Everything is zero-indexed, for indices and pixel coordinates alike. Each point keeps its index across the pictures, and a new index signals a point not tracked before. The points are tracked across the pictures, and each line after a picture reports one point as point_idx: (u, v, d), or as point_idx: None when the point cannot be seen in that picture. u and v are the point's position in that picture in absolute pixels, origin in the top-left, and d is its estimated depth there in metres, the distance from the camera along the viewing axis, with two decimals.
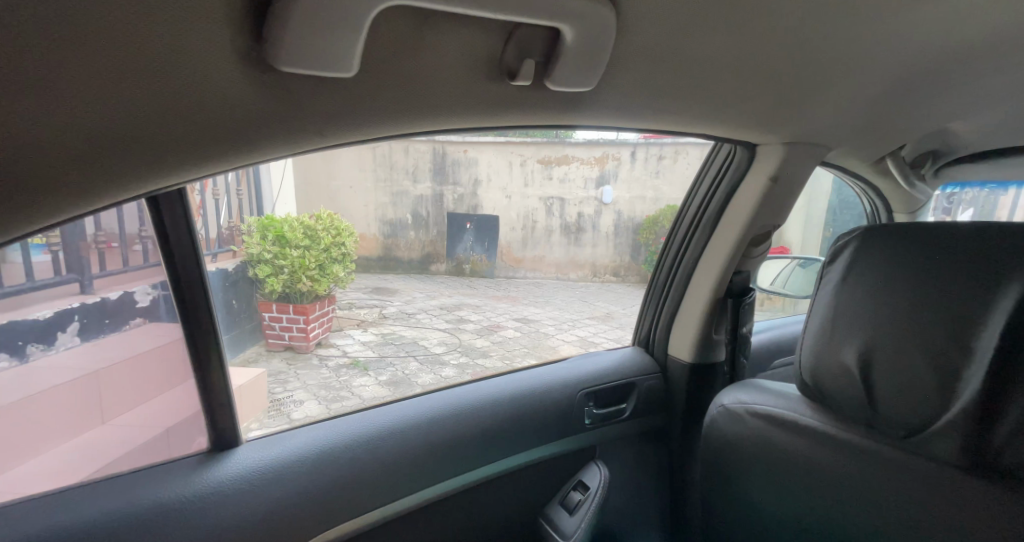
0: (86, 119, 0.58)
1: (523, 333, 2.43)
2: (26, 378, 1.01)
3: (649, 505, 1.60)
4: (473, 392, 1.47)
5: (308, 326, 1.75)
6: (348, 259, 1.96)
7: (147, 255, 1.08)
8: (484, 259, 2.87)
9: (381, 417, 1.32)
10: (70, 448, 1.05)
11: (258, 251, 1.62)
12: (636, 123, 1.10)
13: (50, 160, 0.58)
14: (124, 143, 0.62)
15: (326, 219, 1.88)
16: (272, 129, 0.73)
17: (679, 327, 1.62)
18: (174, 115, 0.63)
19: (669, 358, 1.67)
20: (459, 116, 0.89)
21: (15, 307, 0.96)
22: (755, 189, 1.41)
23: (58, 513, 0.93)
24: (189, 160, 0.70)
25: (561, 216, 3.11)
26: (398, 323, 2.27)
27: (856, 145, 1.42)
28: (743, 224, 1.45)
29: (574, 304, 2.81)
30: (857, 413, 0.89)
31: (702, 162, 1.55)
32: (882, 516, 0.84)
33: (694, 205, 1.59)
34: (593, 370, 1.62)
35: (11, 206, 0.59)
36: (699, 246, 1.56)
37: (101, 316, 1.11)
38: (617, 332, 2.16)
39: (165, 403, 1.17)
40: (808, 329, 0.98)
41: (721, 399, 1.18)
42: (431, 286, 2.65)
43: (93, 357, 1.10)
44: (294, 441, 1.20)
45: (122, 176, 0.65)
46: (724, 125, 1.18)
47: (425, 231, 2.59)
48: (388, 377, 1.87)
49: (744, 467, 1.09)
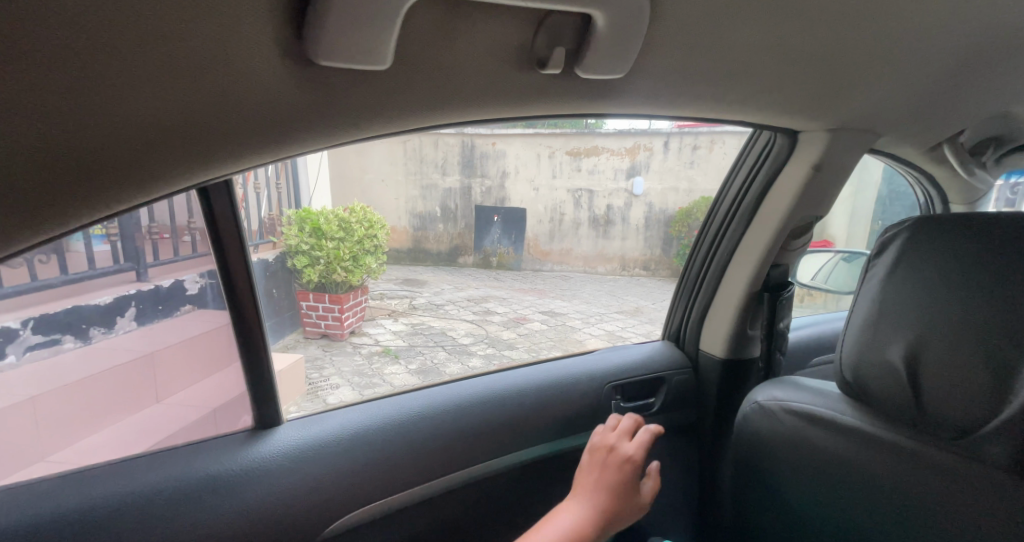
0: (141, 113, 0.60)
1: (549, 325, 2.43)
2: (91, 358, 1.24)
3: (678, 502, 1.58)
4: (501, 382, 1.48)
5: (342, 314, 1.81)
6: (380, 251, 2.01)
7: (195, 245, 1.15)
8: (511, 251, 2.83)
9: (411, 403, 1.35)
10: (136, 421, 1.21)
11: (296, 242, 1.66)
12: (669, 111, 1.07)
13: (109, 154, 0.61)
14: (174, 136, 0.65)
15: (359, 211, 1.93)
16: (311, 122, 0.75)
17: (711, 321, 1.58)
18: (218, 109, 0.65)
19: (701, 353, 1.63)
20: (489, 106, 0.89)
21: (79, 292, 1.20)
22: (796, 178, 1.36)
23: (117, 482, 0.99)
24: (232, 154, 0.72)
25: (589, 208, 3.11)
26: (427, 314, 2.31)
27: (907, 131, 1.35)
28: (783, 214, 1.39)
29: (602, 297, 2.77)
30: (899, 413, 0.85)
31: (740, 150, 1.50)
32: (927, 519, 0.80)
33: (730, 196, 1.55)
34: (621, 363, 1.61)
35: (72, 198, 0.62)
36: (734, 237, 1.52)
37: (154, 302, 1.33)
38: (646, 327, 2.13)
39: (214, 384, 1.24)
40: (850, 324, 0.94)
41: (755, 396, 1.14)
42: (459, 278, 2.67)
43: (148, 339, 1.32)
44: (330, 424, 1.24)
45: (169, 170, 0.68)
46: (763, 111, 1.14)
47: (454, 223, 2.68)
48: (417, 366, 1.90)
49: (780, 465, 1.05)
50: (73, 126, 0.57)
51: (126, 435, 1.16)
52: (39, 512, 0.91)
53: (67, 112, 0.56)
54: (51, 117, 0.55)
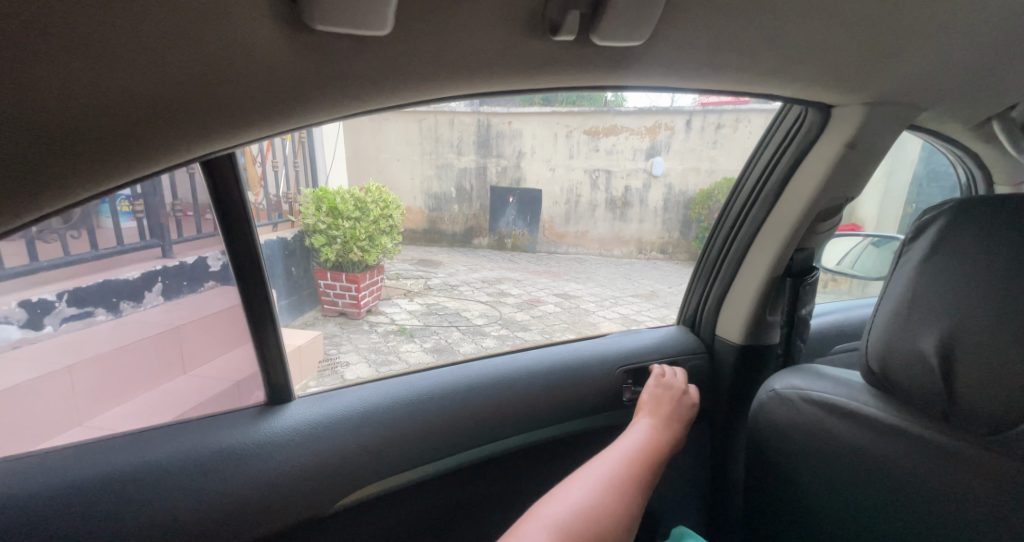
0: (136, 83, 0.58)
1: (563, 308, 2.40)
2: (120, 329, 1.34)
3: (691, 489, 1.56)
4: (513, 363, 1.48)
5: (358, 293, 1.82)
6: (394, 232, 2.00)
7: (209, 225, 1.14)
8: (525, 234, 2.89)
9: (424, 382, 1.35)
10: (160, 393, 1.30)
11: (313, 222, 1.69)
12: (690, 84, 1.03)
13: (109, 126, 0.60)
14: (173, 107, 0.63)
15: (375, 191, 1.92)
16: (313, 91, 0.72)
17: (729, 306, 1.54)
18: (215, 80, 0.63)
19: (717, 339, 1.59)
20: (500, 76, 0.86)
21: (109, 266, 1.31)
22: (826, 155, 1.29)
23: (135, 453, 1.02)
24: (234, 125, 0.71)
25: (606, 190, 3.04)
26: (442, 294, 2.30)
27: (949, 105, 1.26)
28: (812, 195, 1.32)
29: (617, 280, 2.72)
30: (927, 406, 0.81)
31: (767, 127, 1.44)
32: (954, 516, 0.77)
33: (754, 176, 1.49)
34: (635, 347, 1.59)
35: (77, 171, 0.62)
36: (756, 219, 1.46)
37: (180, 279, 1.35)
38: (660, 311, 2.10)
39: (231, 360, 1.28)
40: (878, 312, 0.89)
41: (771, 384, 1.11)
42: (473, 259, 2.66)
43: (170, 315, 1.39)
44: (342, 401, 1.25)
45: (172, 142, 0.67)
46: (793, 83, 1.08)
47: (468, 205, 2.67)
48: (431, 344, 1.91)
49: (796, 455, 1.02)
50: (65, 98, 0.56)
51: (154, 407, 1.23)
52: (59, 478, 0.94)
53: (57, 85, 0.54)
54: (40, 90, 0.54)
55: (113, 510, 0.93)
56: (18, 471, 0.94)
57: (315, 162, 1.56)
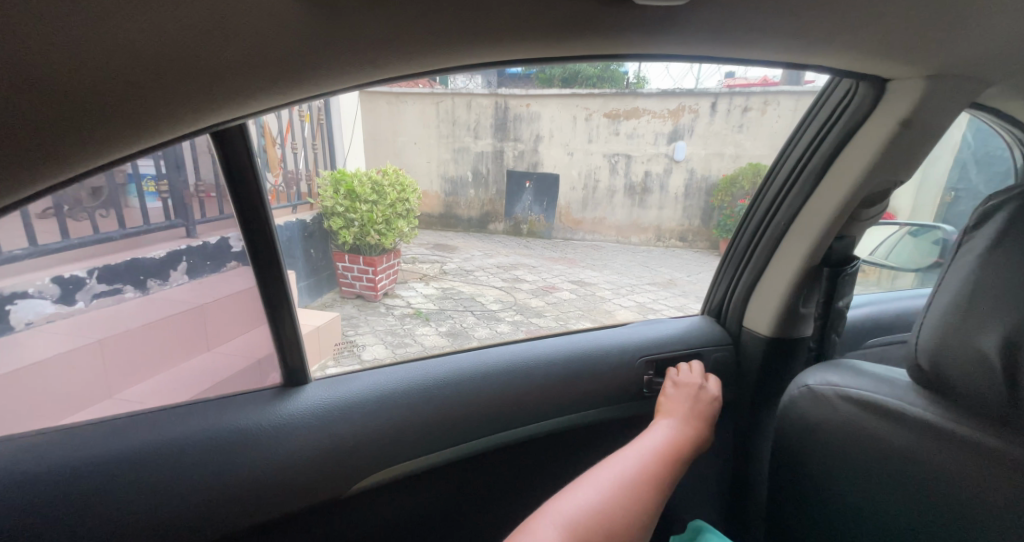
0: (142, 47, 0.55)
1: (579, 295, 2.35)
2: (148, 305, 1.31)
3: (712, 482, 1.52)
4: (532, 350, 1.45)
5: (376, 276, 1.80)
6: (411, 215, 1.97)
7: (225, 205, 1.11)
8: (542, 220, 2.71)
9: (442, 367, 1.33)
10: (184, 371, 1.29)
11: (331, 204, 1.67)
12: (733, 51, 0.96)
13: (118, 91, 0.58)
14: (183, 71, 0.60)
15: (391, 174, 1.90)
16: (327, 52, 0.68)
17: (760, 297, 1.48)
18: (223, 45, 0.60)
19: (745, 331, 1.54)
20: (528, 39, 0.80)
21: (136, 245, 1.30)
22: (874, 137, 1.21)
23: (157, 431, 1.02)
24: (246, 87, 0.67)
25: (625, 175, 2.98)
26: (457, 279, 2.27)
27: (1014, 80, 1.16)
28: (856, 180, 1.25)
29: (635, 268, 2.56)
30: (985, 407, 0.75)
31: (808, 106, 1.38)
32: (1000, 522, 0.73)
33: (792, 159, 1.42)
34: (657, 336, 1.55)
35: (91, 135, 0.60)
36: (794, 205, 1.39)
37: (203, 258, 1.31)
38: (681, 299, 2.04)
39: (250, 341, 1.27)
40: (932, 307, 0.83)
41: (805, 379, 1.06)
42: (489, 244, 2.62)
43: (197, 293, 1.34)
44: (360, 384, 1.24)
45: (184, 106, 0.65)
46: (844, 50, 1.01)
47: (485, 189, 2.65)
48: (447, 328, 1.88)
49: (833, 455, 0.98)
50: (71, 63, 0.53)
51: (174, 387, 1.22)
52: (84, 452, 0.95)
53: (54, 48, 0.51)
54: (45, 53, 0.51)
55: (134, 488, 0.94)
56: (43, 447, 0.95)
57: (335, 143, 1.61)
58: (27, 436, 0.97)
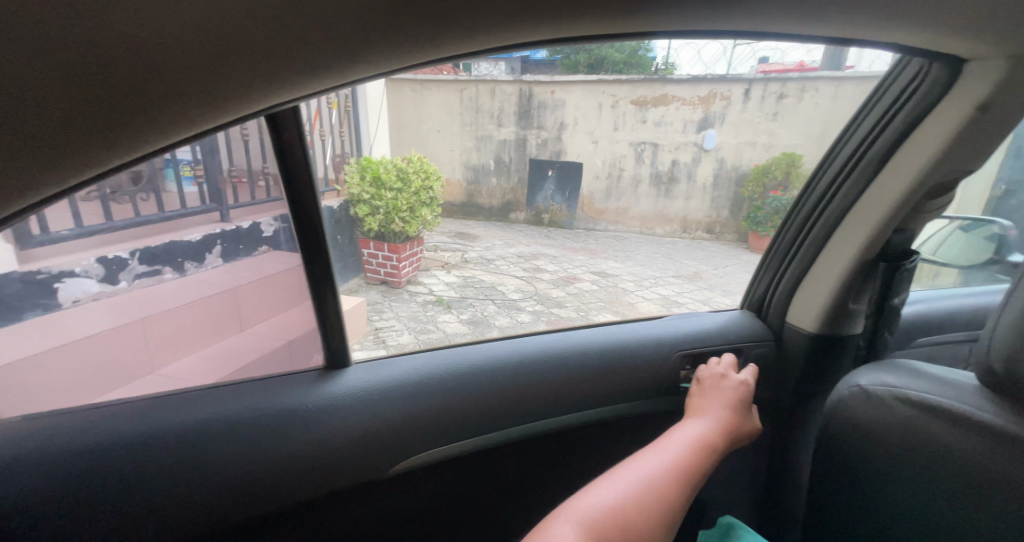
0: (171, 30, 0.49)
1: (601, 286, 2.28)
2: (184, 287, 1.40)
3: (743, 480, 1.48)
4: (560, 341, 1.42)
5: (399, 263, 1.81)
6: (434, 203, 1.98)
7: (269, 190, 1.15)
8: (563, 210, 2.73)
9: (471, 355, 1.32)
10: (221, 348, 1.36)
11: (358, 191, 1.62)
12: (804, 24, 0.89)
13: (146, 83, 0.52)
14: (215, 57, 0.54)
15: (417, 161, 1.92)
16: (378, 40, 0.62)
17: (805, 292, 1.42)
18: (269, 34, 0.55)
19: (787, 327, 1.49)
20: (589, 21, 0.73)
21: (175, 228, 1.38)
22: (945, 125, 1.12)
23: (205, 408, 1.04)
24: (279, 78, 0.61)
25: (652, 165, 2.84)
26: (478, 267, 2.26)
27: None
28: (919, 171, 1.17)
29: (658, 260, 2.42)
30: None
31: (869, 91, 1.31)
32: None
33: (849, 147, 1.35)
34: (693, 330, 1.51)
35: (117, 130, 0.55)
36: (850, 196, 1.32)
37: (236, 242, 1.38)
38: (709, 292, 1.99)
39: (286, 318, 1.31)
40: (1008, 306, 0.77)
41: (856, 379, 1.02)
42: (509, 233, 2.59)
43: (233, 275, 1.42)
44: (394, 369, 1.24)
45: (216, 99, 0.59)
46: (920, 23, 0.93)
47: (507, 177, 2.66)
48: (468, 316, 1.88)
49: (885, 459, 0.94)
50: (93, 52, 0.47)
51: (213, 366, 1.27)
52: (129, 430, 0.97)
53: (93, 44, 0.47)
54: (69, 41, 0.46)
55: (183, 464, 0.96)
56: (91, 424, 0.97)
57: (362, 130, 1.61)
58: (76, 411, 0.99)
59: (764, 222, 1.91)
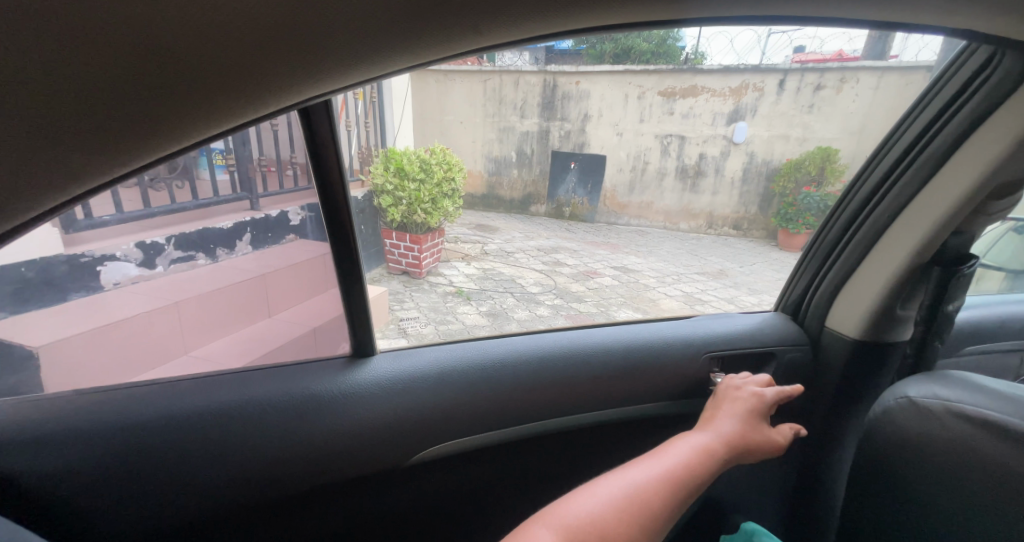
0: (192, 29, 0.45)
1: (621, 281, 2.23)
2: (214, 275, 1.42)
3: (765, 485, 1.45)
4: (583, 337, 1.40)
5: (420, 255, 1.80)
6: (456, 195, 1.98)
7: (296, 178, 1.21)
8: (585, 202, 2.68)
9: (494, 349, 1.31)
10: (251, 332, 1.40)
11: (382, 181, 1.60)
12: (867, 7, 0.83)
13: (170, 85, 0.49)
14: (240, 56, 0.50)
15: (440, 152, 1.92)
16: (419, 30, 0.58)
17: (847, 296, 1.37)
18: (297, 33, 0.51)
19: (826, 331, 1.44)
20: (641, 9, 0.69)
21: (207, 215, 1.41)
22: (1010, 122, 1.04)
23: (239, 389, 1.07)
24: (309, 74, 0.57)
25: (678, 158, 2.67)
26: (498, 260, 2.24)
27: None
28: (978, 171, 1.09)
29: (681, 256, 2.41)
30: None
31: (927, 89, 1.25)
32: None
33: (903, 145, 1.29)
34: (722, 332, 1.47)
35: (142, 137, 0.52)
36: (901, 197, 1.26)
37: (265, 230, 1.40)
38: (735, 290, 1.94)
39: (313, 307, 1.32)
40: None
41: (904, 389, 0.99)
42: (530, 226, 2.55)
43: (261, 262, 1.42)
44: (421, 359, 1.24)
45: (243, 99, 0.55)
46: (995, 6, 0.86)
47: (529, 170, 2.59)
48: (488, 308, 1.87)
49: (933, 473, 0.89)
50: (111, 57, 0.44)
51: (243, 350, 1.30)
52: (163, 410, 0.99)
53: (110, 56, 0.44)
54: (85, 46, 0.42)
55: (216, 445, 0.99)
56: (127, 404, 0.99)
57: (386, 124, 1.57)
58: (112, 391, 1.01)
59: (797, 220, 1.82)
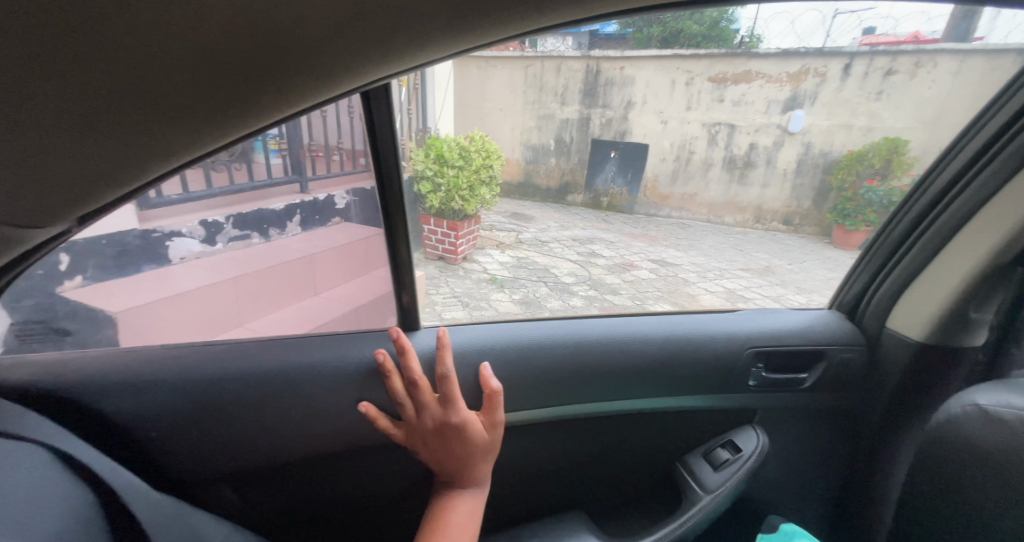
0: (268, 37, 0.44)
1: (659, 275, 2.15)
2: (271, 252, 1.52)
3: (799, 479, 1.49)
4: (622, 327, 1.42)
5: (457, 241, 1.80)
6: (494, 182, 2.02)
7: (342, 163, 1.28)
8: (624, 193, 2.34)
9: (525, 331, 1.37)
10: (301, 307, 1.47)
11: (423, 167, 1.60)
12: None
13: (242, 87, 0.48)
14: (310, 54, 0.49)
15: (479, 140, 1.96)
16: (491, 17, 0.57)
17: (914, 297, 1.29)
18: (380, 18, 0.49)
19: (887, 332, 1.38)
20: None
21: (261, 199, 1.45)
22: None
23: (296, 352, 1.23)
24: (375, 60, 0.56)
25: (727, 146, 2.39)
26: (532, 249, 2.27)
27: None
28: None
29: (725, 252, 2.32)
30: None
31: (1011, 78, 1.14)
32: None
33: (981, 135, 1.18)
34: (767, 329, 1.45)
35: (212, 130, 0.52)
36: (983, 193, 1.16)
37: (313, 211, 1.45)
38: (780, 288, 1.85)
39: (358, 286, 1.39)
40: None
41: (973, 397, 1.00)
42: (565, 216, 2.44)
43: (311, 243, 1.49)
44: (459, 335, 1.34)
45: (306, 89, 0.55)
46: None
47: (567, 158, 2.28)
48: (521, 296, 1.84)
49: (980, 472, 0.96)
50: (187, 72, 0.43)
51: (296, 322, 1.37)
52: (230, 367, 1.19)
53: (199, 56, 0.42)
54: (166, 65, 0.41)
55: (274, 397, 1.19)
56: (217, 357, 1.20)
57: (428, 109, 1.55)
58: (198, 345, 1.22)
59: (855, 215, 1.68)
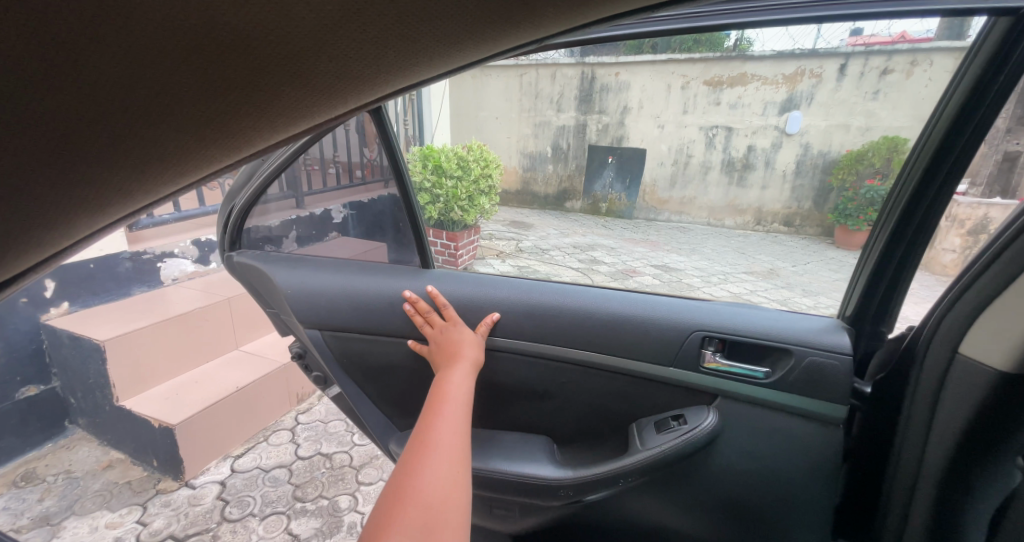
0: (210, 86, 0.42)
1: (662, 281, 2.10)
2: (293, 255, 1.58)
3: (797, 495, 1.27)
4: (580, 294, 1.49)
5: (456, 251, 1.75)
6: (492, 192, 2.19)
7: (338, 177, 1.69)
8: (623, 198, 2.41)
9: (498, 291, 1.49)
10: (330, 282, 1.48)
11: (421, 179, 1.65)
12: None
13: (194, 134, 0.47)
14: (263, 102, 0.47)
15: (476, 150, 2.11)
16: (443, 50, 0.55)
17: (985, 328, 0.99)
18: (324, 67, 0.47)
19: (953, 365, 1.07)
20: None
21: (269, 213, 1.58)
22: None
23: (344, 286, 1.47)
24: (333, 103, 0.55)
25: (724, 150, 2.18)
26: (533, 257, 2.15)
27: None
28: None
29: (727, 257, 2.31)
30: None
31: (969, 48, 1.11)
32: None
33: (951, 107, 1.17)
34: (724, 318, 1.40)
35: (172, 172, 0.51)
36: None
37: (309, 228, 1.59)
38: (784, 291, 1.83)
39: (389, 264, 1.54)
40: None
41: None
42: (564, 223, 2.54)
43: (325, 251, 1.58)
44: (455, 280, 1.52)
45: (267, 131, 0.53)
46: None
47: (564, 164, 2.43)
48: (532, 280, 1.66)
49: None
50: (128, 119, 0.41)
51: (328, 288, 1.47)
52: (308, 279, 1.48)
53: (140, 106, 0.41)
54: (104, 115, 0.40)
55: (327, 302, 1.47)
56: (301, 273, 1.49)
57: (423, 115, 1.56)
58: (291, 267, 1.51)
59: (854, 214, 1.51)
